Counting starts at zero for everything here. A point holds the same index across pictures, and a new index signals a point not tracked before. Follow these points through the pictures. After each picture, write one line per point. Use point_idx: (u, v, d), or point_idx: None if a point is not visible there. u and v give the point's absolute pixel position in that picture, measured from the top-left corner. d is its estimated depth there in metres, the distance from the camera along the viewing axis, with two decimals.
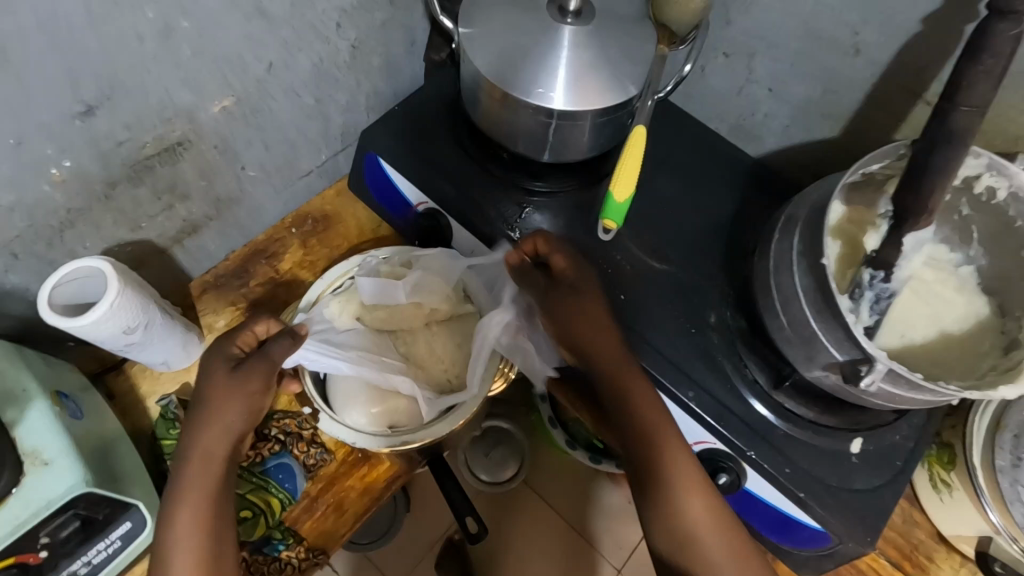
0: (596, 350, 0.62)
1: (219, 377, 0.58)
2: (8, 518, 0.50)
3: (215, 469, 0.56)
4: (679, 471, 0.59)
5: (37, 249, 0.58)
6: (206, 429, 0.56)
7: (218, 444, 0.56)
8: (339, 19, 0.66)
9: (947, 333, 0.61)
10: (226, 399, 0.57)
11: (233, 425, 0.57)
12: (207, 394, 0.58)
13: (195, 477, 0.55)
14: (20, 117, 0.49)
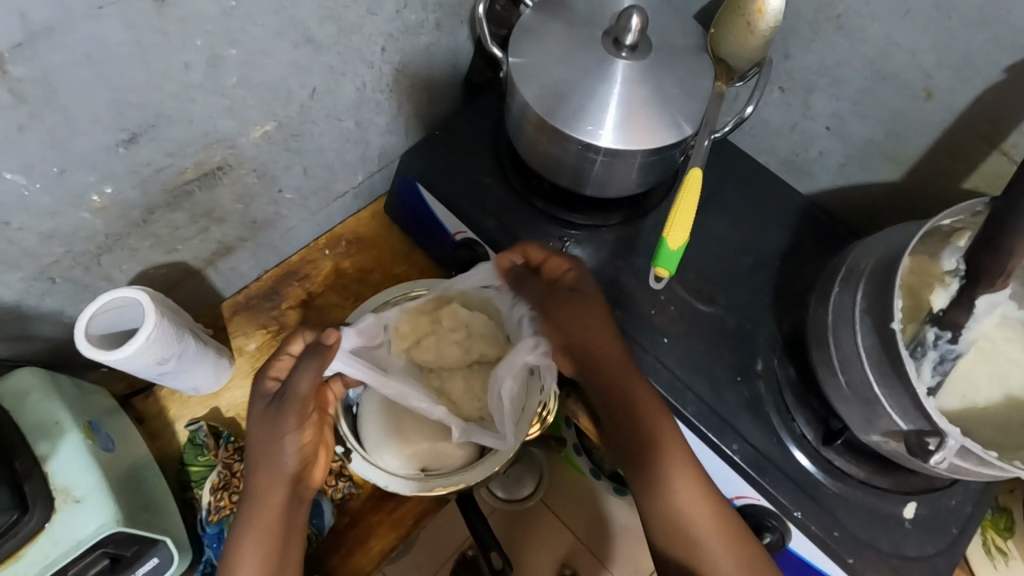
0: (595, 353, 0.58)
1: (258, 411, 0.54)
2: (37, 556, 0.49)
3: (270, 511, 0.53)
4: (680, 474, 0.57)
5: (75, 274, 0.57)
6: (257, 469, 0.53)
7: (269, 485, 0.53)
8: (384, 44, 0.64)
9: (1014, 397, 0.58)
10: (270, 436, 0.53)
11: (283, 465, 0.53)
12: (253, 430, 0.54)
13: (249, 521, 0.52)
14: (64, 148, 0.48)
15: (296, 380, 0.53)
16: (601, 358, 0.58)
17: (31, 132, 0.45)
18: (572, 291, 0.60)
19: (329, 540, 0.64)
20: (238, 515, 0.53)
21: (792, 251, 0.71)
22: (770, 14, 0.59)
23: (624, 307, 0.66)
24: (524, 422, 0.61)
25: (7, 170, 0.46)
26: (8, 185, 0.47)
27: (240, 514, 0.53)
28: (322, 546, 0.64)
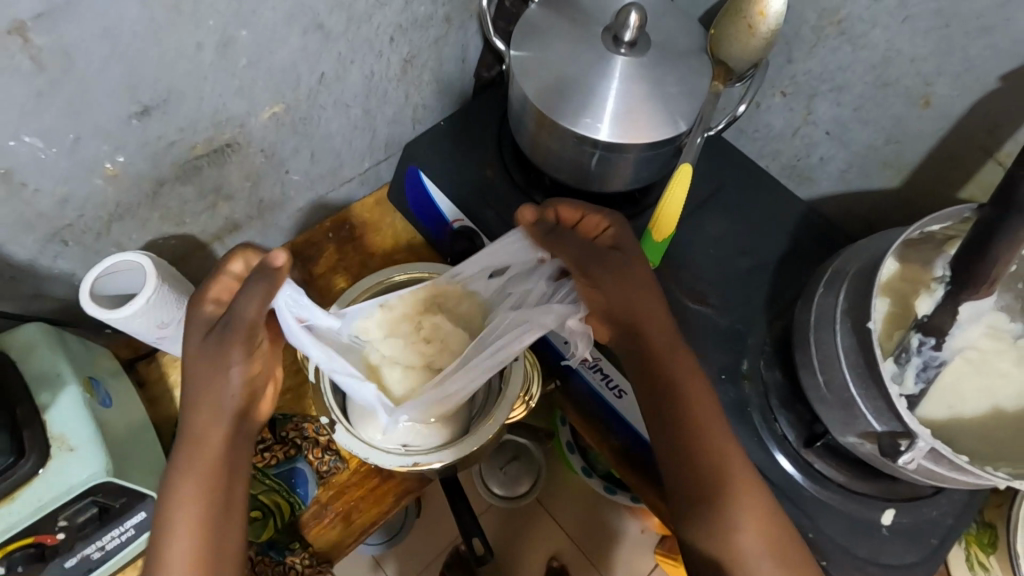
0: (644, 318, 0.57)
1: (199, 346, 0.51)
2: (32, 497, 0.52)
3: (205, 453, 0.50)
4: (714, 452, 0.55)
5: (87, 239, 0.60)
6: (197, 407, 0.50)
7: (208, 423, 0.50)
8: (393, 34, 0.66)
9: (1001, 409, 0.57)
10: (207, 371, 0.50)
11: (223, 400, 0.51)
12: (192, 365, 0.51)
13: (186, 463, 0.50)
14: (80, 116, 0.51)
15: (242, 304, 0.50)
16: (656, 341, 0.56)
17: (50, 99, 0.48)
18: (617, 254, 0.58)
19: (312, 511, 0.66)
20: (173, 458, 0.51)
21: (790, 254, 0.70)
22: (771, 17, 0.60)
23: None
24: (510, 403, 0.61)
25: (27, 133, 0.49)
26: (27, 148, 0.50)
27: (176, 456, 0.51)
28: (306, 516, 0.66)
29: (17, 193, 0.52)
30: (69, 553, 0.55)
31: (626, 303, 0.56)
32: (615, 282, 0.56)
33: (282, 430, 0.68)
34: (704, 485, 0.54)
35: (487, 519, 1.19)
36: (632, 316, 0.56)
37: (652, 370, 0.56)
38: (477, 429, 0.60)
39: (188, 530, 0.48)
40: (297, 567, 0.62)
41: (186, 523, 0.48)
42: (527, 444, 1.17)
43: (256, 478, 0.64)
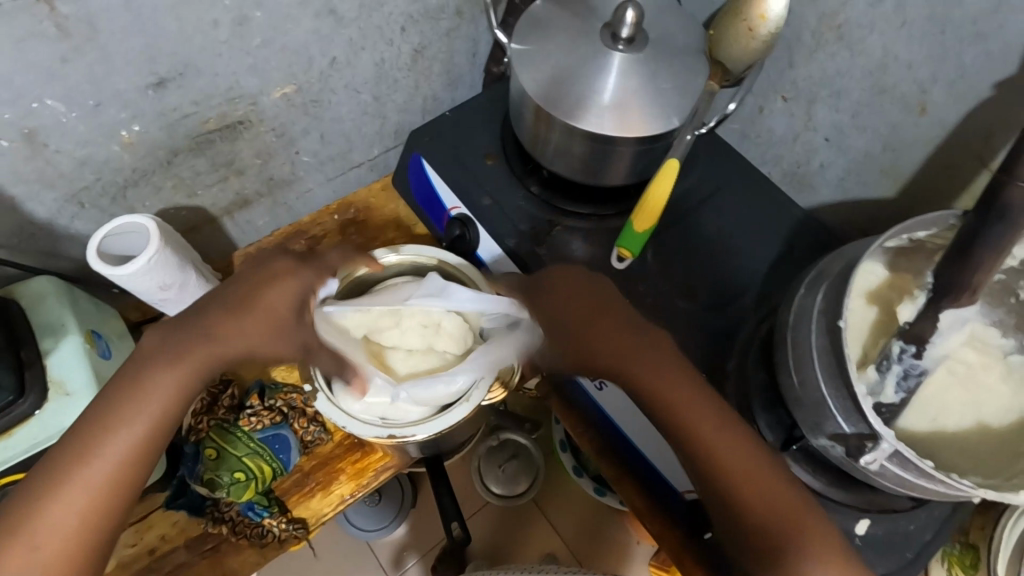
0: (623, 352, 0.56)
1: (274, 300, 0.53)
2: (27, 437, 0.56)
3: (196, 357, 0.50)
4: (721, 451, 0.51)
5: (102, 202, 0.64)
6: (224, 322, 0.51)
7: (222, 336, 0.51)
8: (404, 24, 0.69)
9: (985, 425, 0.56)
10: (257, 312, 0.52)
11: (256, 339, 0.52)
12: (248, 295, 0.53)
13: (179, 354, 0.50)
14: (100, 84, 0.54)
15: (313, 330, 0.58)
16: (670, 379, 0.54)
17: (73, 65, 0.52)
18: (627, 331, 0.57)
19: (295, 478, 0.68)
20: (161, 339, 0.51)
21: (783, 258, 0.70)
22: (772, 21, 0.60)
23: None
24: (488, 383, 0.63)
25: (49, 97, 0.53)
26: (50, 111, 0.53)
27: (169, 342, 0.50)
28: (289, 481, 0.68)
29: (39, 153, 0.56)
30: None
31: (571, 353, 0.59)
32: (640, 372, 0.55)
33: (270, 399, 0.70)
34: (710, 472, 0.51)
35: (485, 518, 1.20)
36: (615, 356, 0.56)
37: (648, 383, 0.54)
38: (453, 408, 0.62)
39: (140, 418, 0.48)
40: (273, 529, 0.65)
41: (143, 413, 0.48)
42: (527, 444, 1.18)
43: (242, 440, 0.66)
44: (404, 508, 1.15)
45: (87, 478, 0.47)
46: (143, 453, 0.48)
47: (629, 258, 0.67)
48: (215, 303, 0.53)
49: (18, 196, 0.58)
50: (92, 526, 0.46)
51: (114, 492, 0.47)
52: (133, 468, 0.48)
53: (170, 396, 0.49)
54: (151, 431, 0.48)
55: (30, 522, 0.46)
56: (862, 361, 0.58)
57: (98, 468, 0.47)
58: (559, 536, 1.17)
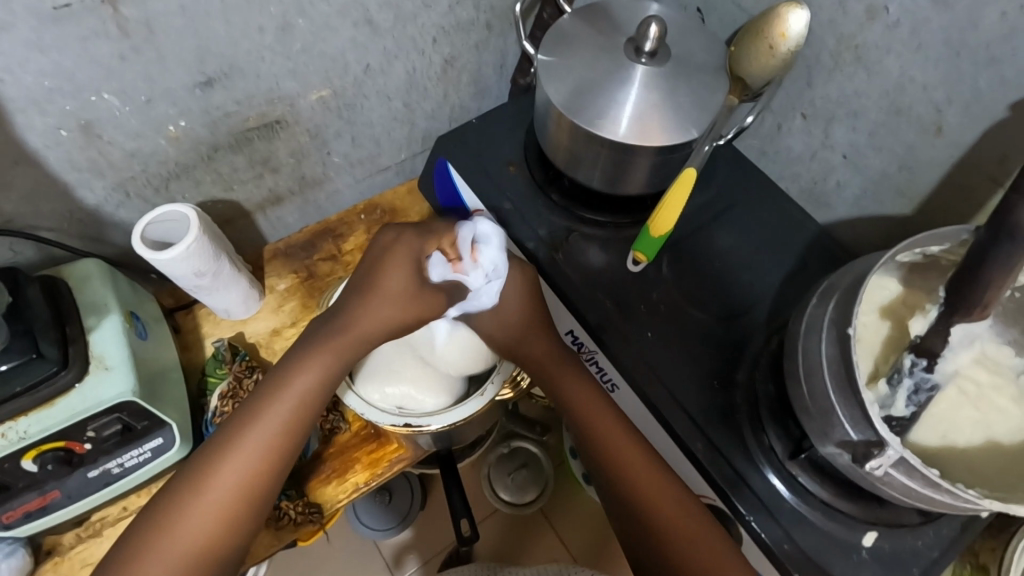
0: (575, 391, 0.61)
1: (395, 274, 0.59)
2: (67, 407, 0.60)
3: (336, 350, 0.58)
4: (630, 450, 0.58)
5: (147, 193, 0.68)
6: (363, 314, 0.59)
7: (360, 329, 0.59)
8: (436, 35, 0.72)
9: (996, 443, 0.55)
10: (386, 293, 0.59)
11: (385, 320, 0.59)
12: (376, 276, 0.60)
13: (320, 351, 0.58)
14: (153, 81, 0.58)
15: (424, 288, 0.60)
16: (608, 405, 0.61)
17: (130, 62, 0.56)
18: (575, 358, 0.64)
19: (312, 464, 0.72)
20: (310, 339, 0.59)
21: (796, 272, 0.71)
22: (792, 40, 0.62)
23: (618, 303, 0.69)
24: (500, 381, 0.65)
25: (107, 91, 0.57)
26: (105, 105, 0.57)
27: (311, 340, 0.59)
28: (306, 466, 0.71)
29: (94, 143, 0.60)
30: (92, 464, 0.63)
31: (498, 338, 0.63)
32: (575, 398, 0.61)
33: None
34: (630, 490, 0.56)
35: (490, 529, 1.19)
36: (553, 372, 0.62)
37: (580, 413, 0.60)
38: (469, 402, 0.64)
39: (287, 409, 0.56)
40: (290, 513, 0.68)
41: (280, 410, 0.55)
42: (538, 453, 1.20)
43: None
44: (413, 509, 1.17)
45: (245, 459, 0.54)
46: (293, 431, 0.55)
47: (644, 262, 0.69)
48: (360, 292, 0.60)
49: (70, 183, 0.62)
50: (256, 500, 0.54)
51: (268, 477, 0.54)
52: (283, 446, 0.55)
53: (310, 390, 0.57)
54: (296, 421, 0.56)
55: (195, 498, 0.52)
56: (874, 375, 0.58)
57: (257, 441, 0.54)
58: (565, 547, 1.17)
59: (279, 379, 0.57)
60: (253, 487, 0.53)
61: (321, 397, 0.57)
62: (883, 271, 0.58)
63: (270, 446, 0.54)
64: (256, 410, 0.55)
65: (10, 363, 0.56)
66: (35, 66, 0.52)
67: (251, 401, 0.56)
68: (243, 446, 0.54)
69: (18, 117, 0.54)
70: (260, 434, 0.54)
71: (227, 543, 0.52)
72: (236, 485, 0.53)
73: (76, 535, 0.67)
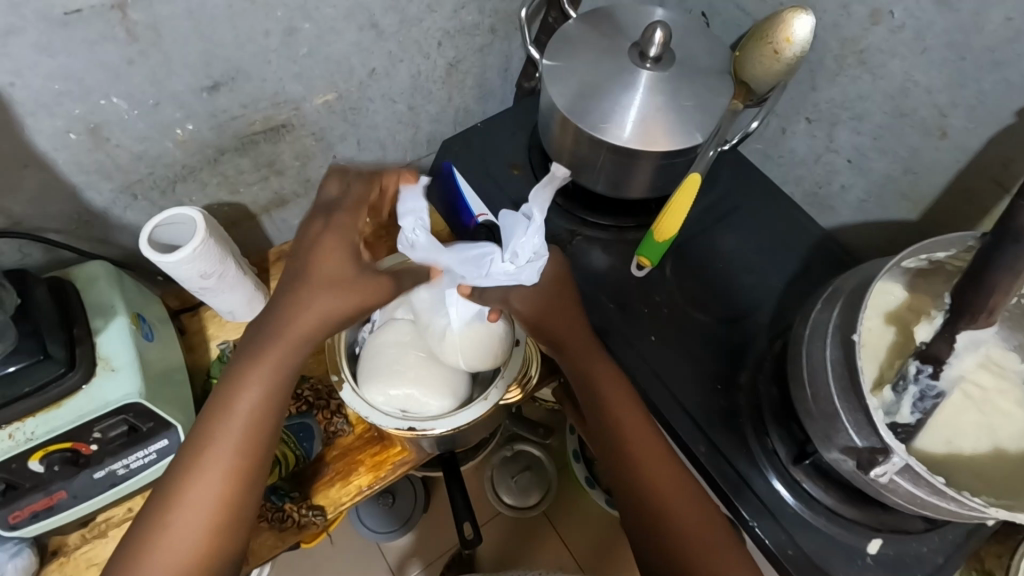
0: (596, 369, 0.60)
1: (332, 269, 0.55)
2: (73, 407, 0.60)
3: (284, 354, 0.54)
4: (643, 437, 0.58)
5: (153, 195, 0.68)
6: (301, 313, 0.54)
7: (302, 326, 0.55)
8: (440, 39, 0.73)
9: (1002, 450, 0.55)
10: (322, 290, 0.54)
11: (329, 313, 0.55)
12: (306, 276, 0.55)
13: (264, 357, 0.54)
14: (159, 85, 0.59)
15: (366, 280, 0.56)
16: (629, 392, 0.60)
17: (138, 66, 0.56)
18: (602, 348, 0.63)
19: (315, 466, 0.72)
20: (249, 344, 0.55)
21: (800, 276, 0.71)
22: (797, 44, 0.61)
23: (621, 305, 0.69)
24: (504, 385, 0.65)
25: (115, 95, 0.57)
26: (113, 108, 0.58)
27: (249, 346, 0.55)
28: (309, 469, 0.71)
29: (101, 145, 0.60)
30: (99, 465, 0.64)
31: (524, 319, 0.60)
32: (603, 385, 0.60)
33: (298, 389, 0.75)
34: (642, 483, 0.57)
35: (492, 534, 1.19)
36: (581, 358, 0.61)
37: (598, 388, 0.60)
38: (472, 406, 0.64)
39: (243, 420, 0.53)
40: (293, 515, 0.68)
41: (238, 421, 0.53)
42: (541, 456, 1.20)
43: None
44: (416, 512, 1.17)
45: (215, 474, 0.52)
46: (256, 441, 0.53)
47: (648, 266, 0.69)
48: (286, 291, 0.55)
49: (78, 185, 0.63)
50: (236, 512, 0.52)
51: (242, 487, 0.53)
52: (251, 456, 0.53)
53: (264, 398, 0.54)
54: (256, 429, 0.53)
55: (169, 520, 0.50)
56: (879, 381, 0.57)
57: (223, 456, 0.52)
58: (569, 552, 1.17)
59: (231, 388, 0.54)
60: (230, 499, 0.52)
61: (276, 403, 0.54)
62: (888, 275, 0.58)
63: (235, 457, 0.53)
64: (212, 425, 0.53)
65: (18, 364, 0.57)
66: (44, 70, 0.52)
67: (204, 417, 0.54)
68: (211, 463, 0.52)
69: (27, 120, 0.55)
70: (224, 447, 0.53)
71: (219, 557, 0.51)
72: (211, 502, 0.51)
73: (81, 536, 0.67)
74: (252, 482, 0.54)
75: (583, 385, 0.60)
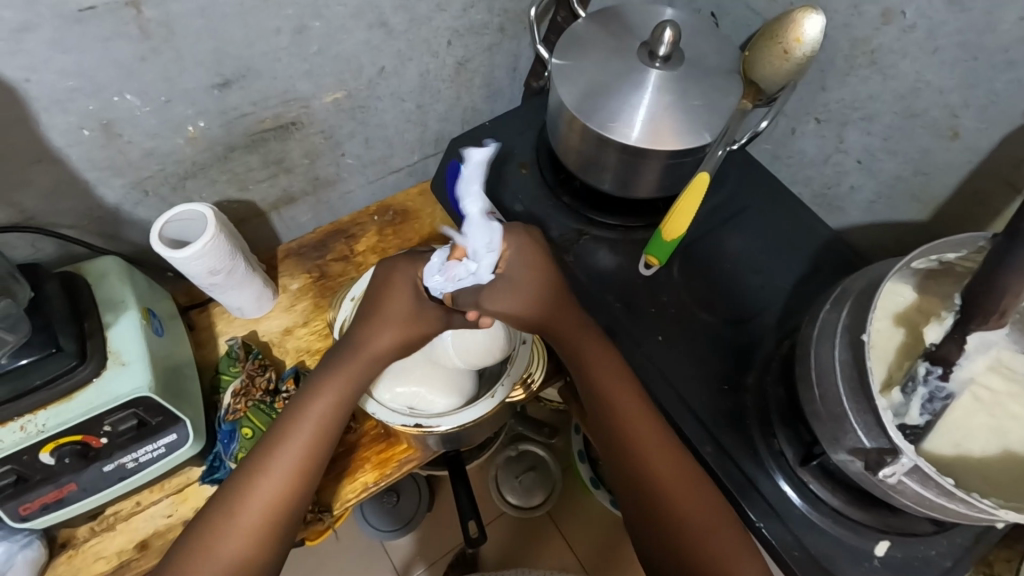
0: (597, 363, 0.61)
1: (397, 300, 0.60)
2: (84, 401, 0.61)
3: (351, 374, 0.59)
4: (659, 437, 0.59)
5: (164, 191, 0.69)
6: (370, 337, 0.60)
7: (371, 350, 0.60)
8: (449, 38, 0.73)
9: (1012, 452, 0.55)
10: (390, 318, 0.60)
11: (394, 340, 0.60)
12: (378, 306, 0.61)
13: (334, 376, 0.59)
14: (171, 82, 0.59)
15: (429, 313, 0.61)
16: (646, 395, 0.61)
17: (150, 63, 0.57)
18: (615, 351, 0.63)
19: None
20: (324, 362, 0.61)
21: (809, 277, 0.70)
22: (807, 44, 0.61)
23: (627, 305, 0.69)
24: (509, 383, 0.65)
25: (128, 92, 0.58)
26: (125, 104, 0.58)
27: (324, 365, 0.61)
28: None
29: (114, 141, 0.61)
30: (108, 458, 0.64)
31: (525, 318, 0.60)
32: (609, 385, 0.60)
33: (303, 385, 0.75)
34: (648, 481, 0.57)
35: (496, 535, 1.18)
36: (585, 359, 0.61)
37: (599, 382, 0.60)
38: (477, 404, 0.64)
39: (307, 430, 0.58)
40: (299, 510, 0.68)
41: (305, 430, 0.58)
42: (546, 456, 1.20)
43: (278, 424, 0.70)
44: (421, 510, 1.17)
45: (274, 478, 0.56)
46: (314, 450, 0.57)
47: (656, 265, 0.69)
48: (360, 319, 0.61)
49: (90, 180, 0.63)
50: (286, 517, 0.56)
51: (294, 494, 0.56)
52: (308, 465, 0.57)
53: (331, 411, 0.58)
54: (318, 439, 0.58)
55: (228, 517, 0.54)
56: (887, 383, 0.57)
57: (284, 462, 0.56)
58: (573, 552, 1.16)
59: (303, 399, 0.59)
60: (287, 500, 0.56)
61: (340, 417, 0.59)
62: (897, 276, 0.58)
63: (296, 465, 0.56)
64: (281, 432, 0.57)
65: (30, 357, 0.58)
66: (59, 66, 0.53)
67: (276, 424, 0.58)
68: (275, 465, 0.56)
69: (41, 115, 0.55)
70: (292, 451, 0.57)
71: (267, 553, 0.54)
72: (266, 505, 0.55)
73: (90, 529, 0.68)
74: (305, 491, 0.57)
75: (586, 384, 0.61)
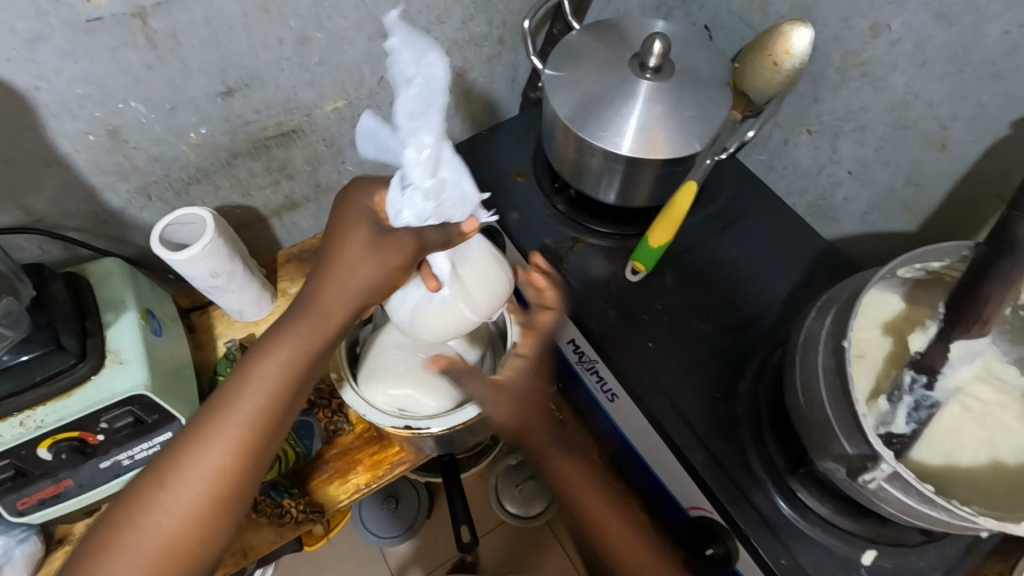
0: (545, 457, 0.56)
1: (354, 239, 0.56)
2: (82, 398, 0.62)
3: (312, 322, 0.54)
4: (599, 500, 0.56)
5: (167, 196, 0.71)
6: (327, 279, 0.55)
7: (333, 293, 0.54)
8: (448, 49, 0.75)
9: (1000, 463, 0.55)
10: (348, 258, 0.55)
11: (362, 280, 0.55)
12: (337, 246, 0.56)
13: (292, 327, 0.53)
14: (176, 89, 0.61)
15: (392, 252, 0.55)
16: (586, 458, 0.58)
17: (157, 72, 0.59)
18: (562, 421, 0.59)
19: (316, 465, 0.73)
20: (286, 314, 0.55)
21: (801, 286, 0.71)
22: (795, 56, 0.63)
23: (622, 313, 0.70)
24: None
25: (134, 99, 0.60)
26: (132, 112, 0.61)
27: (287, 315, 0.55)
28: (310, 467, 0.72)
29: (120, 147, 0.63)
30: (104, 454, 0.66)
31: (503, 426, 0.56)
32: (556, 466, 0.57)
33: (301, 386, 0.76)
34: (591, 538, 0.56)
35: (495, 544, 1.18)
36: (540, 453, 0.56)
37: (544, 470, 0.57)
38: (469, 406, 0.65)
39: (261, 388, 0.51)
40: (292, 511, 0.68)
41: (257, 390, 0.51)
42: None
43: None
44: (420, 517, 1.17)
45: (220, 445, 0.49)
46: (273, 411, 0.51)
47: (643, 272, 0.70)
48: (323, 260, 0.57)
49: (97, 185, 0.65)
50: (233, 490, 0.49)
51: (242, 464, 0.49)
52: (261, 431, 0.50)
53: (290, 364, 0.52)
54: (276, 398, 0.51)
55: (163, 486, 0.48)
56: (875, 392, 0.57)
57: (233, 425, 0.50)
58: (571, 562, 1.16)
59: (260, 352, 0.53)
60: (236, 472, 0.49)
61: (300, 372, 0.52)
62: (885, 285, 0.58)
63: (242, 430, 0.50)
64: (230, 393, 0.51)
65: (32, 353, 0.59)
66: (69, 75, 0.55)
67: (221, 389, 0.52)
68: (219, 432, 0.49)
69: (50, 121, 0.57)
70: (240, 413, 0.50)
71: (212, 530, 0.48)
72: (211, 473, 0.48)
73: (86, 525, 0.69)
74: (256, 462, 0.50)
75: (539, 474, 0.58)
